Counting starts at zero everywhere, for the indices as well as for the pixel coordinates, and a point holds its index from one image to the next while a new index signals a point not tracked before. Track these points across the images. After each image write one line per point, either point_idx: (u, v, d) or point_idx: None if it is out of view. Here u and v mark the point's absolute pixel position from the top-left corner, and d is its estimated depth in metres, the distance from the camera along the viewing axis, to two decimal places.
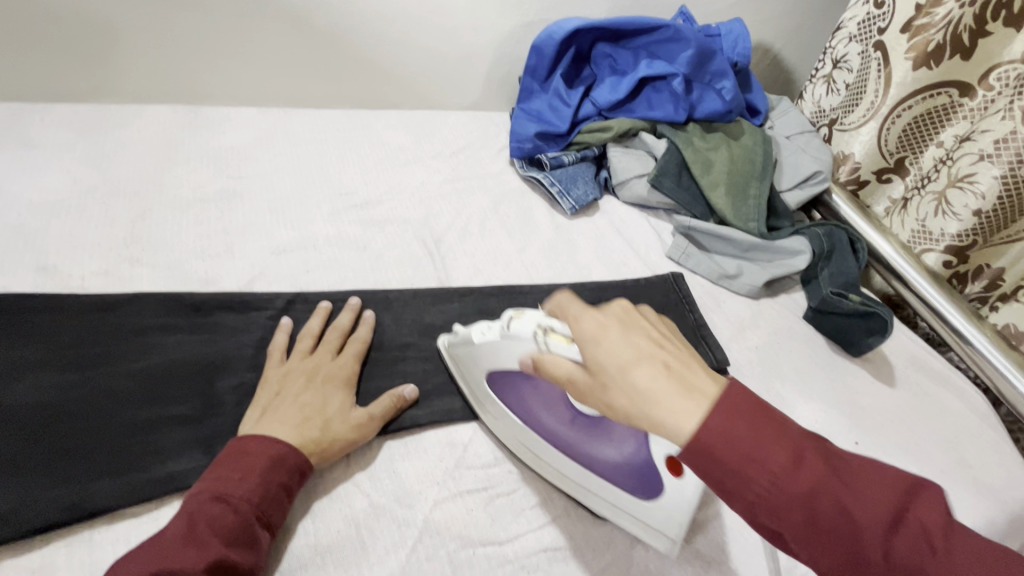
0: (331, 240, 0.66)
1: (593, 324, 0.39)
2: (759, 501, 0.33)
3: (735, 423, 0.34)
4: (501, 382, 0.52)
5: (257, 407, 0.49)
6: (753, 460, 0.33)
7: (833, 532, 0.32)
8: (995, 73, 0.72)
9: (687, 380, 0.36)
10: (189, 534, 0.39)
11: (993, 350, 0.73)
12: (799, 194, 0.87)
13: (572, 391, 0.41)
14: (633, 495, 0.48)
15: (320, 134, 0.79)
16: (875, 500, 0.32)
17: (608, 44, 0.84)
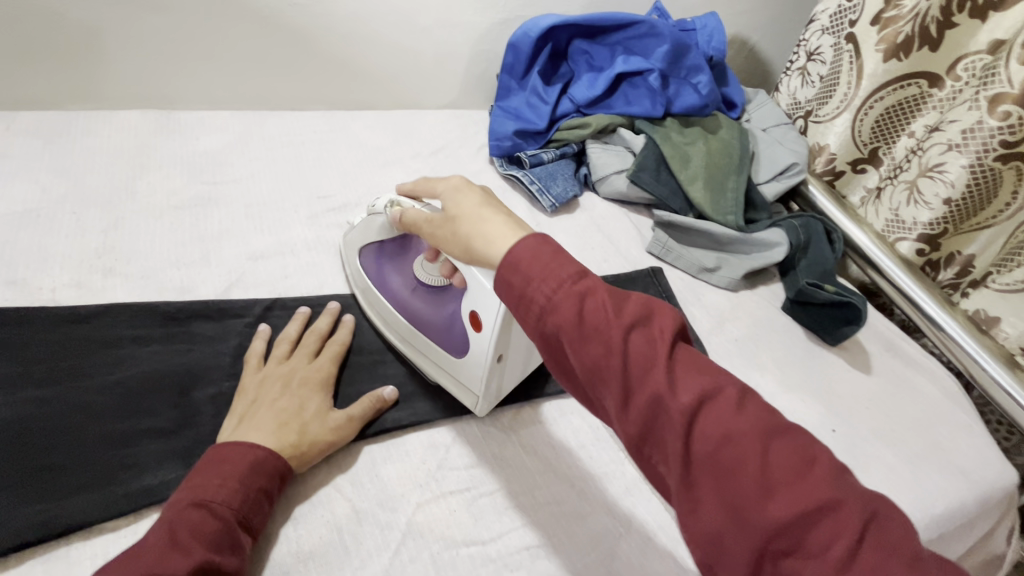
0: (310, 244, 0.70)
1: (456, 182, 0.48)
2: (542, 302, 0.38)
3: (541, 245, 0.39)
4: (371, 255, 0.64)
5: (233, 416, 0.50)
6: (546, 267, 0.38)
7: (594, 329, 0.36)
8: (962, 63, 0.74)
9: (519, 221, 0.44)
10: (171, 541, 0.39)
11: (964, 335, 0.73)
12: (776, 186, 0.89)
13: (433, 236, 0.50)
14: (446, 353, 0.57)
15: (296, 137, 0.85)
16: (633, 312, 0.37)
17: (584, 40, 0.88)
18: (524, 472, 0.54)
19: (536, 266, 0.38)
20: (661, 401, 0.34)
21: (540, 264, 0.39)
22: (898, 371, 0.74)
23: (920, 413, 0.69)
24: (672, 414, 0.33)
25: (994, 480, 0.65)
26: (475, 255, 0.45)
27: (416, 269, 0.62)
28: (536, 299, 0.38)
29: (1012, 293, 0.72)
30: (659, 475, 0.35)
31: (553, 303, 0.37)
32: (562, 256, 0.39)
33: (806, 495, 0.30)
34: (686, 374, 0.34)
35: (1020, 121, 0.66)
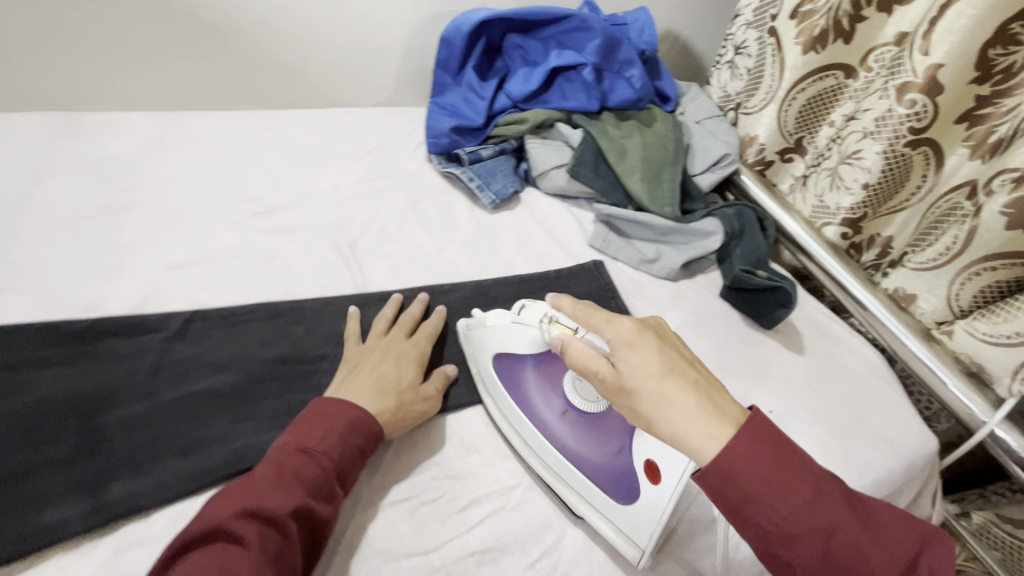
0: (235, 251, 0.65)
1: (631, 333, 0.46)
2: (776, 528, 0.40)
3: (763, 455, 0.40)
4: (508, 366, 0.57)
5: (337, 378, 0.54)
6: (780, 492, 0.39)
7: (843, 556, 0.39)
8: (873, 55, 0.78)
9: (710, 401, 0.42)
10: (278, 481, 0.44)
11: (887, 314, 0.78)
12: (711, 176, 0.92)
13: (607, 393, 0.47)
14: (609, 498, 0.50)
15: (219, 137, 0.80)
16: (871, 534, 0.40)
17: (518, 35, 0.87)
18: (469, 476, 0.53)
19: (761, 486, 0.40)
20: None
21: (767, 481, 0.40)
22: (828, 351, 0.77)
23: (849, 389, 0.72)
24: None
25: (918, 449, 0.68)
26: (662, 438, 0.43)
27: (567, 392, 0.55)
28: (763, 524, 0.40)
29: (926, 271, 0.73)
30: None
31: (793, 527, 0.39)
32: (790, 473, 0.40)
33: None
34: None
35: (925, 108, 0.69)
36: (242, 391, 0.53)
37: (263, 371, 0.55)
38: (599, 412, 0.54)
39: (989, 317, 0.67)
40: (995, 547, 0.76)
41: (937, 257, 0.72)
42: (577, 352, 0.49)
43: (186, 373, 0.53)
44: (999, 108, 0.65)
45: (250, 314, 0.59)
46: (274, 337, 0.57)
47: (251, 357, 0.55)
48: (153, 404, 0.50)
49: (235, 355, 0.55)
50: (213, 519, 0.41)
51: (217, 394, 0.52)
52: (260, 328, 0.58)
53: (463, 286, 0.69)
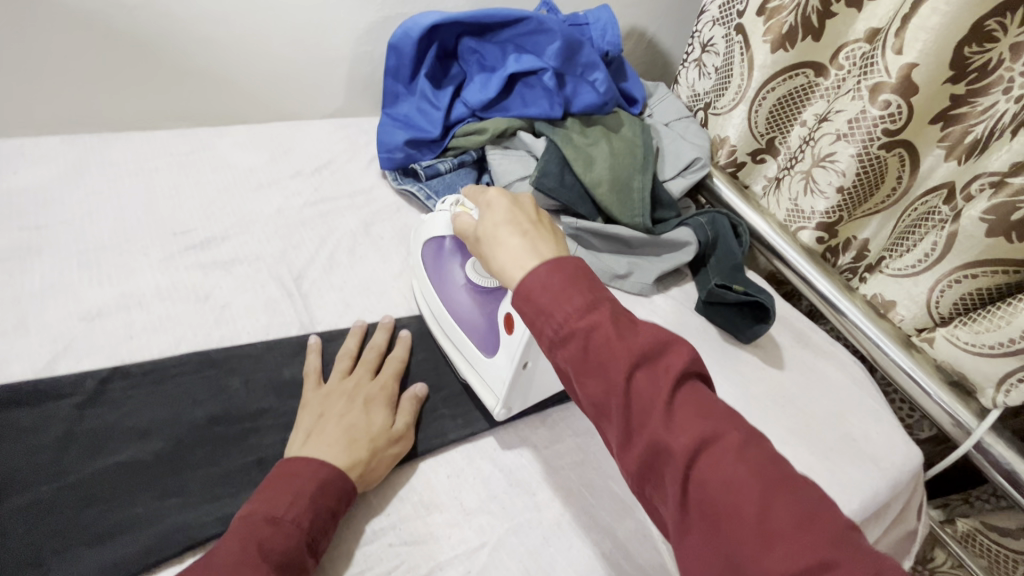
0: (162, 293, 0.59)
1: (493, 194, 0.47)
2: (552, 333, 0.39)
3: (553, 274, 0.40)
4: (433, 248, 0.63)
5: (300, 430, 0.49)
6: (554, 298, 0.39)
7: (602, 361, 0.37)
8: (844, 52, 0.75)
9: (535, 244, 0.43)
10: (244, 558, 0.39)
11: (864, 320, 0.74)
12: (683, 181, 0.88)
13: (469, 247, 0.49)
14: (478, 352, 0.57)
15: (147, 161, 0.73)
16: (649, 351, 0.37)
17: (473, 38, 0.81)
18: (428, 539, 0.48)
19: (547, 296, 0.39)
20: (657, 440, 0.35)
21: (552, 295, 0.40)
22: (808, 363, 0.74)
23: (830, 405, 0.70)
24: (664, 448, 0.35)
25: (902, 464, 0.66)
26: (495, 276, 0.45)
27: (469, 270, 0.60)
28: (546, 330, 0.39)
29: (905, 278, 0.71)
30: (659, 512, 0.37)
31: (564, 334, 0.39)
32: (576, 280, 0.40)
33: (799, 555, 0.30)
34: (685, 416, 0.35)
35: (899, 110, 0.66)
36: (168, 460, 0.47)
37: (193, 434, 0.49)
38: (493, 286, 0.59)
39: (971, 325, 0.65)
40: (982, 555, 0.73)
41: (916, 263, 0.69)
42: (458, 222, 0.52)
43: (103, 444, 0.47)
44: (974, 108, 0.63)
45: (178, 368, 0.53)
46: (205, 395, 0.51)
47: (180, 420, 0.49)
48: (63, 486, 0.44)
49: (161, 418, 0.49)
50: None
51: (138, 468, 0.46)
52: (190, 384, 0.52)
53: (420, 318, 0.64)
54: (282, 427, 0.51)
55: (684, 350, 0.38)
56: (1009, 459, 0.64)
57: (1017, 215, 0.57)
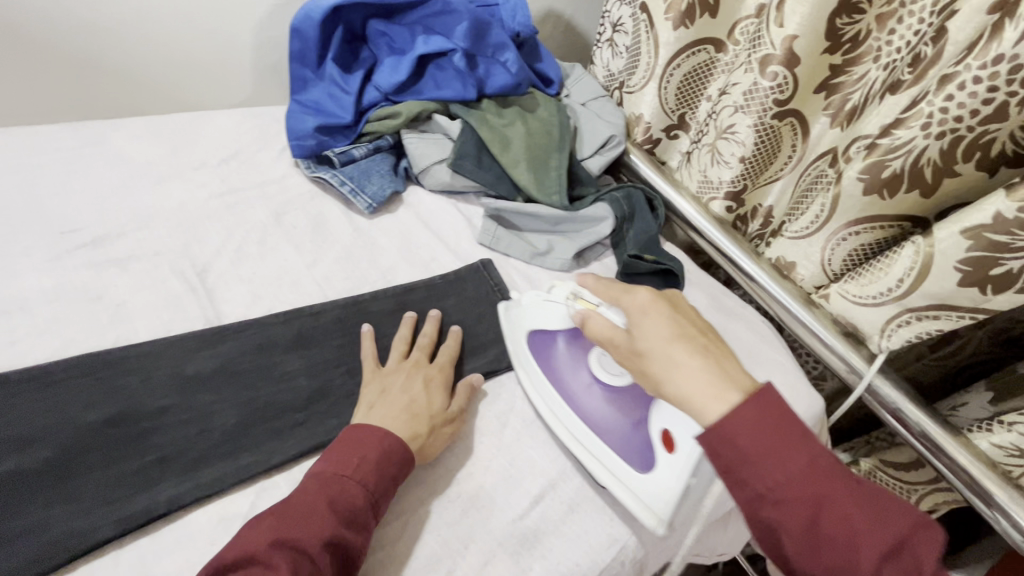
0: (49, 295, 0.55)
1: (643, 300, 0.51)
2: (762, 490, 0.40)
3: (760, 422, 0.41)
4: (542, 342, 0.62)
5: (364, 403, 0.53)
6: (773, 457, 0.40)
7: (835, 539, 0.39)
8: (738, 28, 0.77)
9: (721, 368, 0.46)
10: (313, 509, 0.44)
11: (770, 281, 0.79)
12: (600, 159, 0.90)
13: (621, 360, 0.51)
14: (627, 465, 0.54)
15: (29, 157, 0.67)
16: (879, 526, 0.39)
17: (380, 21, 0.80)
18: None
19: (759, 451, 0.41)
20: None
21: (770, 453, 0.41)
22: (721, 325, 0.78)
23: (741, 362, 0.74)
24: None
25: (804, 412, 0.71)
26: (669, 398, 0.47)
27: (592, 368, 0.60)
28: (754, 486, 0.41)
29: (802, 239, 0.76)
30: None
31: (784, 497, 0.40)
32: (794, 441, 0.41)
33: None
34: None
35: (786, 80, 0.69)
36: (58, 465, 0.45)
37: (85, 437, 0.47)
38: (621, 386, 0.58)
39: (858, 278, 0.69)
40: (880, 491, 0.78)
41: (809, 225, 0.74)
42: (596, 326, 0.53)
43: None
44: (849, 77, 0.68)
45: (66, 371, 0.50)
46: (98, 396, 0.49)
47: (71, 423, 0.47)
48: None
49: (48, 423, 0.47)
50: (247, 548, 0.41)
51: (23, 477, 0.44)
52: (80, 387, 0.49)
53: (334, 305, 0.62)
54: (185, 424, 0.49)
55: (929, 535, 0.40)
56: (896, 399, 0.70)
57: (887, 172, 0.61)
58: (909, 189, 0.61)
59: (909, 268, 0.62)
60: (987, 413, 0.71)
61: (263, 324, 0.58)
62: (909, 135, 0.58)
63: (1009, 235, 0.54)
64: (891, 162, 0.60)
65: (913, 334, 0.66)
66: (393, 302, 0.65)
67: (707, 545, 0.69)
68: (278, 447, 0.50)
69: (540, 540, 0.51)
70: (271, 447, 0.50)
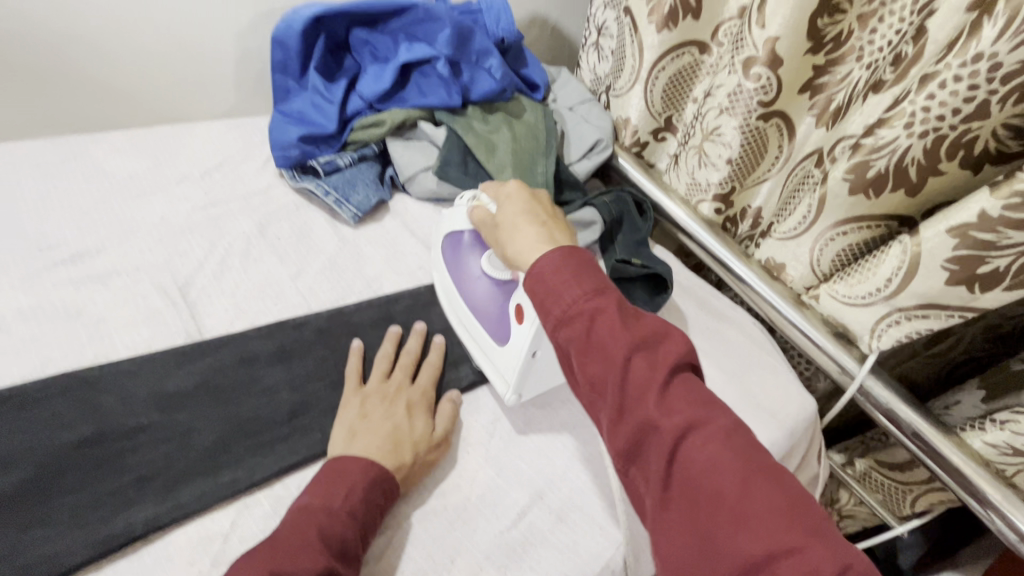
0: (26, 313, 0.55)
1: (509, 192, 0.56)
2: (558, 313, 0.44)
3: (564, 262, 0.45)
4: (452, 241, 0.65)
5: (343, 430, 0.52)
6: (566, 281, 0.44)
7: (605, 346, 0.41)
8: (722, 30, 0.78)
9: (547, 232, 0.51)
10: (303, 541, 0.43)
11: (760, 282, 0.78)
12: (587, 163, 0.90)
13: (487, 234, 0.57)
14: (491, 341, 0.59)
15: (10, 173, 0.67)
16: (651, 343, 0.42)
17: (363, 29, 0.79)
18: None
19: (557, 279, 0.45)
20: (649, 418, 0.39)
21: (559, 279, 0.45)
22: (711, 327, 0.77)
23: (731, 364, 0.73)
24: (657, 431, 0.39)
25: (796, 414, 0.71)
26: (510, 257, 0.53)
27: (484, 262, 0.62)
28: (554, 310, 0.44)
29: (790, 240, 0.75)
30: (637, 483, 0.41)
31: (569, 314, 0.44)
32: (592, 276, 0.45)
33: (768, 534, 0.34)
34: (675, 398, 0.40)
35: (770, 81, 0.69)
36: (33, 490, 0.44)
37: (61, 460, 0.46)
38: (507, 279, 0.60)
39: (846, 279, 0.69)
40: (877, 488, 0.80)
41: (796, 226, 0.73)
42: (480, 212, 0.59)
43: None
44: (833, 77, 0.68)
45: (42, 391, 0.49)
46: (75, 416, 0.48)
47: (48, 444, 0.46)
48: None
49: (23, 445, 0.46)
50: None
51: None
52: (56, 407, 0.48)
53: (318, 316, 0.62)
54: (164, 443, 0.49)
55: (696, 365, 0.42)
56: (887, 398, 0.70)
57: (872, 172, 0.61)
58: (895, 188, 0.61)
59: (897, 268, 0.62)
60: (979, 411, 0.71)
61: (245, 338, 0.58)
62: (892, 135, 0.58)
63: (994, 234, 0.54)
64: (874, 162, 0.60)
65: (902, 334, 0.66)
66: (379, 312, 0.65)
67: None
68: (259, 463, 0.49)
69: (528, 552, 0.50)
70: (252, 464, 0.49)
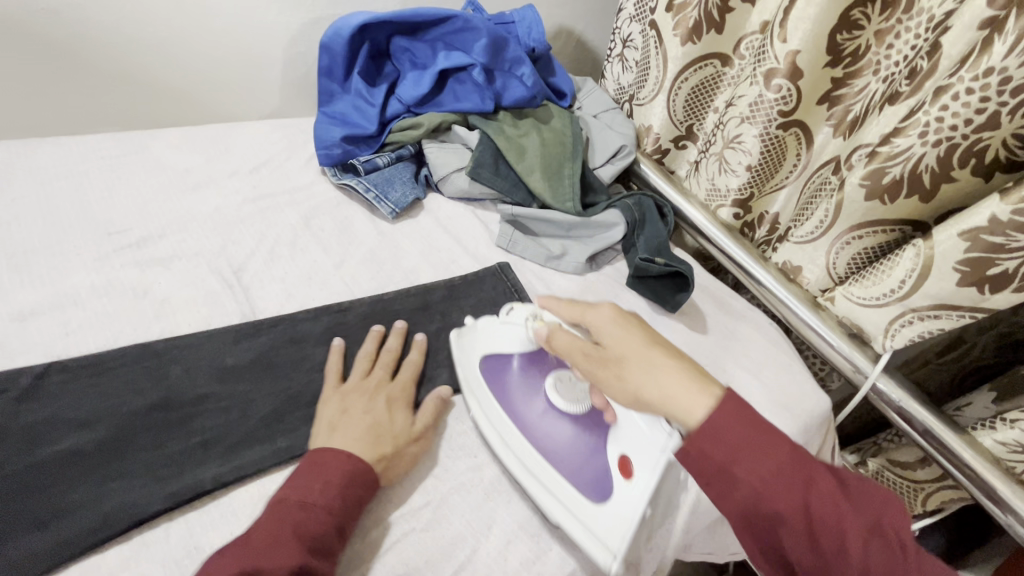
0: (99, 290, 0.59)
1: (606, 317, 0.54)
2: (757, 485, 0.43)
3: (746, 430, 0.44)
4: (494, 365, 0.63)
5: (324, 424, 0.53)
6: (756, 452, 0.44)
7: (824, 525, 0.42)
8: (744, 43, 0.82)
9: (693, 369, 0.50)
10: (278, 537, 0.43)
11: (776, 284, 0.82)
12: (611, 168, 0.93)
13: (592, 365, 0.54)
14: (582, 496, 0.53)
15: (78, 164, 0.72)
16: (851, 505, 0.42)
17: (404, 37, 0.85)
18: (373, 504, 0.51)
19: (746, 450, 0.44)
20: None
21: (750, 445, 0.44)
22: (729, 327, 0.81)
23: (749, 361, 0.76)
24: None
25: (812, 410, 0.73)
26: (647, 402, 0.50)
27: (550, 395, 0.60)
28: (748, 486, 0.43)
29: (808, 244, 0.78)
30: None
31: (768, 489, 0.42)
32: (779, 444, 0.44)
33: None
34: (911, 561, 0.40)
35: (790, 93, 0.73)
36: (112, 447, 0.48)
37: (134, 422, 0.50)
38: (580, 412, 0.59)
39: (861, 281, 0.72)
40: (891, 488, 0.81)
41: (814, 230, 0.76)
42: (561, 341, 0.57)
43: (41, 436, 0.48)
44: (852, 89, 0.71)
45: (116, 360, 0.53)
46: (145, 383, 0.53)
47: (122, 408, 0.51)
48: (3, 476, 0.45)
49: (101, 408, 0.50)
50: None
51: (78, 455, 0.47)
52: (129, 375, 0.53)
53: (360, 302, 0.66)
54: (225, 411, 0.53)
55: (884, 509, 0.43)
56: (899, 396, 0.72)
57: (887, 179, 0.64)
58: (909, 194, 0.64)
59: (910, 271, 0.65)
60: (990, 412, 0.73)
61: (295, 319, 0.62)
62: (907, 143, 0.61)
63: (1005, 237, 0.56)
64: (890, 170, 0.64)
65: (915, 333, 0.68)
66: (416, 300, 0.69)
67: (723, 544, 0.70)
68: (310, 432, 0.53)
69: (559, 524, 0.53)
70: (305, 432, 0.53)
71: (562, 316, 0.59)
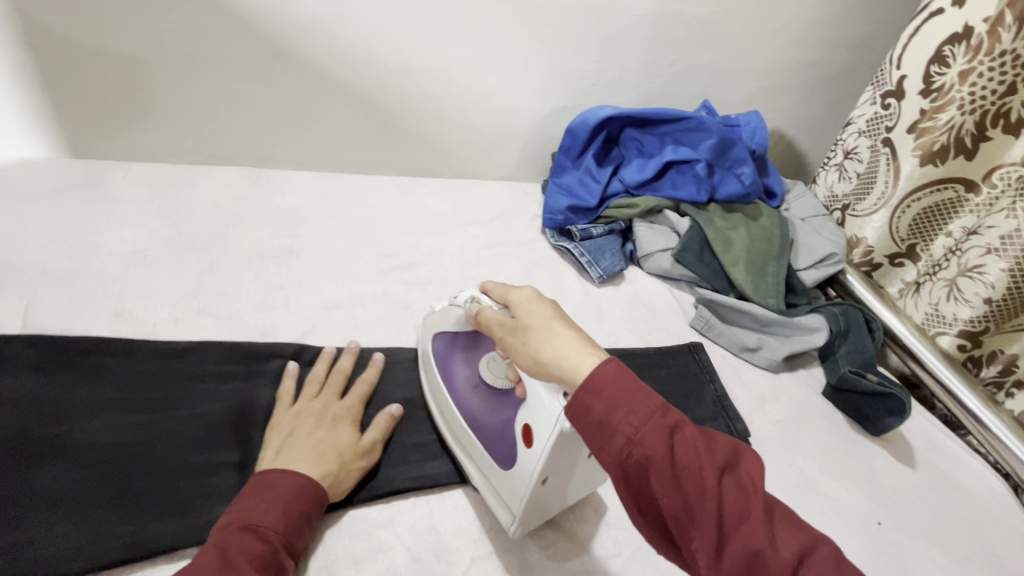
0: (378, 298, 0.76)
1: (527, 296, 0.51)
2: (630, 432, 0.40)
3: (623, 378, 0.42)
4: (444, 347, 0.64)
5: (272, 448, 0.54)
6: (627, 399, 0.41)
7: (688, 468, 0.39)
8: (998, 172, 0.78)
9: (591, 340, 0.47)
10: (225, 561, 0.43)
11: (1011, 435, 0.75)
12: (816, 273, 0.92)
13: (502, 336, 0.52)
14: (495, 465, 0.55)
15: (369, 199, 0.93)
16: (714, 450, 0.40)
17: (636, 129, 0.95)
18: (573, 539, 0.58)
19: (621, 397, 0.41)
20: (760, 550, 0.36)
21: (624, 395, 0.41)
22: (942, 468, 0.73)
23: (965, 512, 0.69)
24: (769, 562, 0.35)
25: None
26: (546, 366, 0.47)
27: (480, 374, 0.61)
28: (623, 431, 0.40)
29: None
30: None
31: (642, 435, 0.40)
32: (646, 393, 0.42)
33: None
34: (781, 527, 0.37)
35: None
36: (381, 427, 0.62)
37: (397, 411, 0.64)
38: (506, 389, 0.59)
39: None
40: None
41: None
42: (485, 314, 0.55)
43: None
44: None
45: (388, 358, 0.69)
46: (405, 380, 0.67)
47: (388, 396, 0.65)
48: None
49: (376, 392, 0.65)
50: None
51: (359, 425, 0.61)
52: (396, 372, 0.68)
53: None
54: None
55: (752, 459, 0.41)
56: None
57: None
58: None
59: None
60: None
61: None
62: None
63: None
64: None
65: None
66: None
67: None
68: None
69: None
70: None
71: (493, 295, 0.57)
